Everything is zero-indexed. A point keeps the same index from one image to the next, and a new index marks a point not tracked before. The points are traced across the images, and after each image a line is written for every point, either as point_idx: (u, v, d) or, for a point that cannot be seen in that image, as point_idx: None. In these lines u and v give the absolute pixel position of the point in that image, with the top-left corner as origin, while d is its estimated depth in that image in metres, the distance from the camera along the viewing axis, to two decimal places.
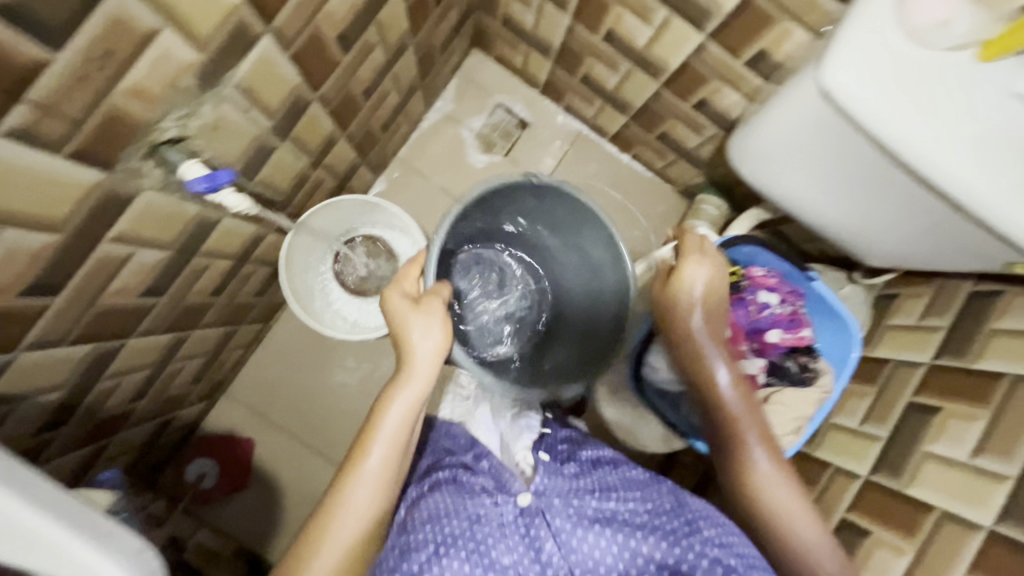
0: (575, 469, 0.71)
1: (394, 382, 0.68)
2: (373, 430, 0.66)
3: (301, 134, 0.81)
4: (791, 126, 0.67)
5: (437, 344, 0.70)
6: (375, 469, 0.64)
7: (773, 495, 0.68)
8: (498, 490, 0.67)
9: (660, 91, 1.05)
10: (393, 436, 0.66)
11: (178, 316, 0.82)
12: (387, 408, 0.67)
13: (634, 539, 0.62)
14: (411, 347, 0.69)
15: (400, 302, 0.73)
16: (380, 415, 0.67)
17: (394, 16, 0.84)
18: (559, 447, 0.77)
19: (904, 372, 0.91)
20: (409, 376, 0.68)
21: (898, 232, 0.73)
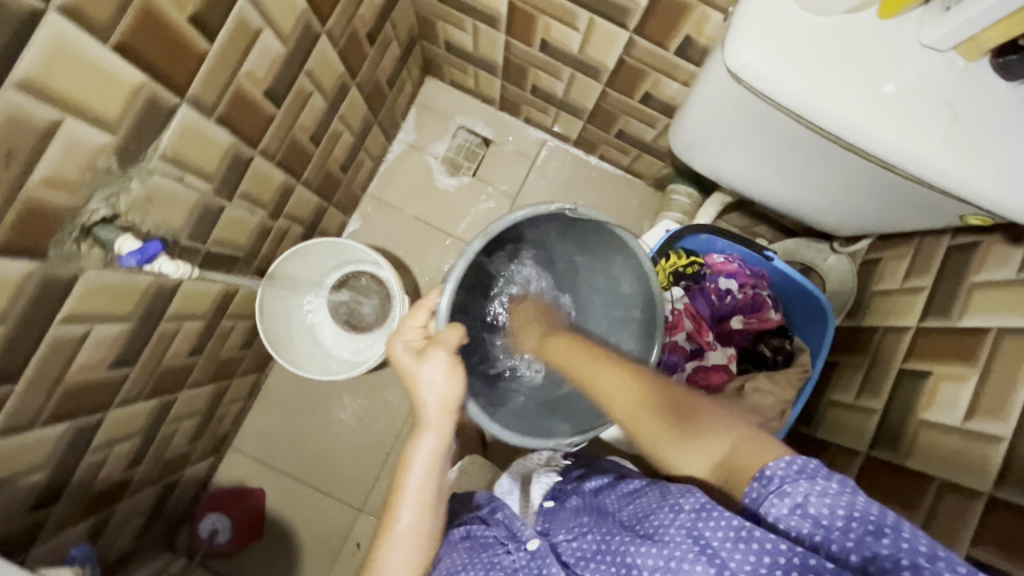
0: (578, 501, 0.68)
1: (412, 437, 0.68)
2: (399, 487, 0.68)
3: (250, 189, 0.84)
4: (717, 110, 0.66)
5: (448, 389, 0.66)
6: (406, 528, 0.67)
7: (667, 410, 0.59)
8: (512, 540, 0.67)
9: (605, 91, 1.05)
10: (419, 492, 0.67)
11: (157, 381, 0.85)
12: (410, 465, 0.67)
13: (629, 554, 0.53)
14: (419, 398, 0.67)
15: (404, 356, 0.68)
16: (404, 472, 0.68)
17: (325, 62, 0.87)
18: (567, 485, 0.75)
19: (893, 337, 0.87)
20: (425, 429, 0.68)
21: (847, 202, 0.72)
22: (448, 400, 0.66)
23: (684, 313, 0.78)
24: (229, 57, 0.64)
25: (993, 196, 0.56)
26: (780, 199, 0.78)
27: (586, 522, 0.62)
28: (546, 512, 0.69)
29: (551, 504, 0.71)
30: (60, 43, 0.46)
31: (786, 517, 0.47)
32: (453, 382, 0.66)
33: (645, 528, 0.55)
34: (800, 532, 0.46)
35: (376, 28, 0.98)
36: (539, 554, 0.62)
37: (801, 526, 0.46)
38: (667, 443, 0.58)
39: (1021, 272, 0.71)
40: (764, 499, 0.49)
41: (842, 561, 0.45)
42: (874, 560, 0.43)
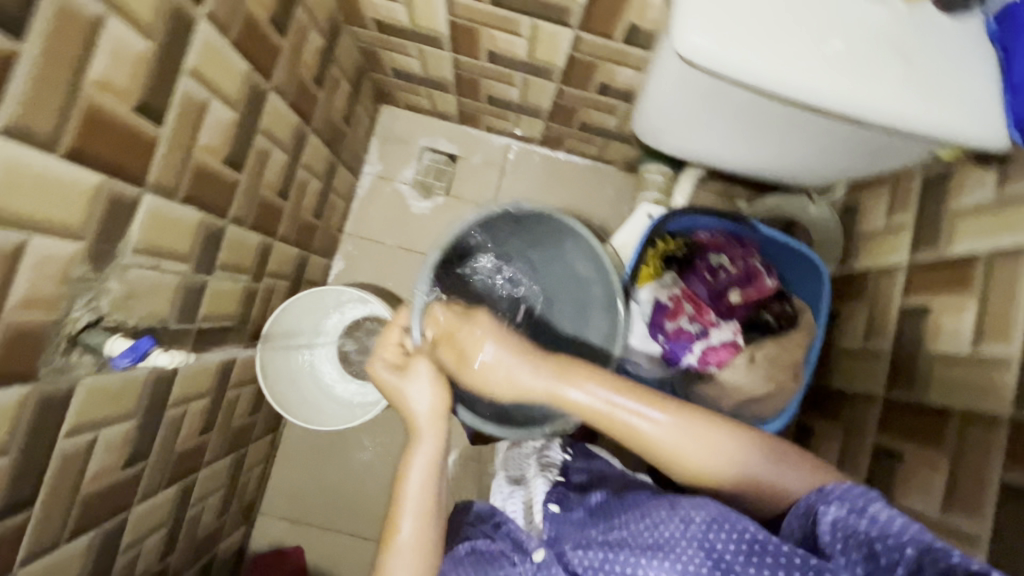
0: (583, 511, 0.69)
1: (410, 442, 0.73)
2: (398, 497, 0.71)
3: (228, 259, 0.83)
4: (674, 94, 0.66)
5: (433, 402, 0.71)
6: (408, 539, 0.69)
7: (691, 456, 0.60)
8: (517, 550, 0.68)
9: (560, 88, 1.04)
10: (416, 501, 0.70)
11: (175, 467, 0.84)
12: (408, 468, 0.72)
13: (641, 567, 0.56)
14: (410, 409, 0.72)
15: (388, 375, 0.72)
16: (401, 483, 0.72)
17: (279, 116, 0.86)
18: (568, 491, 0.75)
19: (887, 278, 0.88)
20: (419, 437, 0.72)
21: (818, 158, 0.72)
22: (434, 410, 0.71)
23: (682, 297, 0.77)
24: (181, 136, 0.63)
25: (956, 127, 0.56)
26: (745, 165, 0.79)
27: (597, 533, 0.63)
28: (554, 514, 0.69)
29: (556, 507, 0.70)
30: (10, 166, 0.45)
31: (850, 518, 0.49)
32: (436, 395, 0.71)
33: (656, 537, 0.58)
34: (857, 531, 0.48)
35: (322, 71, 0.97)
36: (546, 565, 0.64)
37: (865, 526, 0.48)
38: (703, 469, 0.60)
39: (1000, 194, 0.72)
40: (822, 501, 0.51)
41: (900, 560, 0.45)
42: (926, 564, 0.44)
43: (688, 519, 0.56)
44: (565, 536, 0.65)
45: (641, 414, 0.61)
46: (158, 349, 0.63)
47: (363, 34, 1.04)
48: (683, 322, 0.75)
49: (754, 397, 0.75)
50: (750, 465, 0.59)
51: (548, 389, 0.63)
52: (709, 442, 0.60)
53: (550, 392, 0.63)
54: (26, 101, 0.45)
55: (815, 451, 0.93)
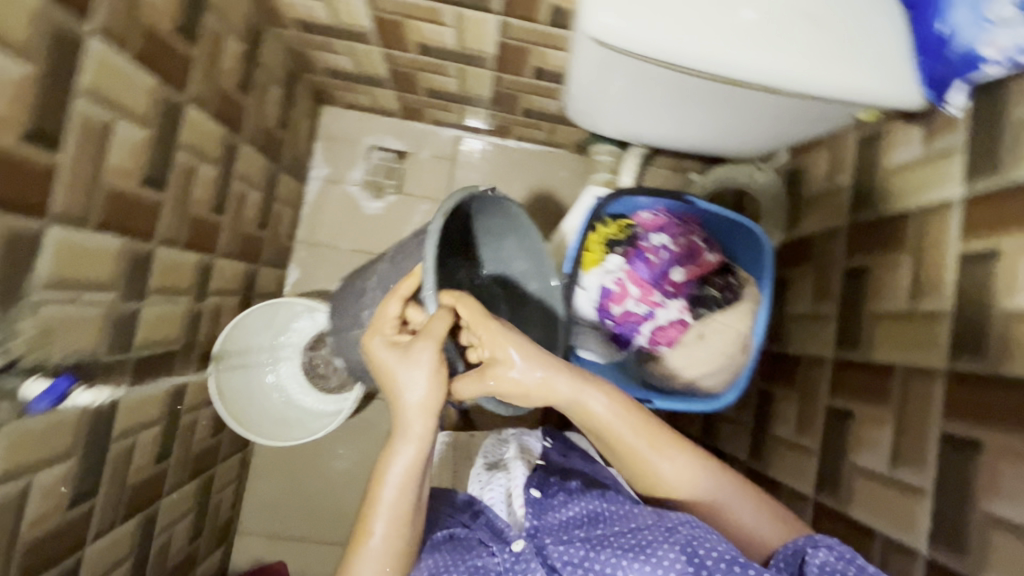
0: (564, 497, 0.74)
1: (392, 438, 0.67)
2: (373, 498, 0.67)
3: (162, 282, 0.80)
4: (595, 75, 0.66)
5: (426, 395, 0.65)
6: (377, 544, 0.66)
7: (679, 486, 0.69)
8: (495, 539, 0.73)
9: (497, 76, 1.02)
10: (392, 505, 0.66)
11: (131, 500, 0.81)
12: (389, 464, 0.66)
13: (623, 565, 0.62)
14: (400, 399, 0.66)
15: (387, 354, 0.67)
16: (377, 485, 0.67)
17: (201, 129, 0.82)
18: (550, 478, 0.81)
19: (830, 240, 0.89)
20: (404, 434, 0.66)
21: (746, 126, 0.73)
22: (425, 407, 0.65)
23: (627, 280, 0.77)
24: (85, 161, 0.61)
25: (870, 89, 0.57)
26: (682, 137, 0.79)
27: (581, 532, 0.69)
28: (535, 506, 0.74)
29: (536, 494, 0.76)
30: None
31: (830, 564, 0.57)
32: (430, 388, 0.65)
33: (637, 539, 0.63)
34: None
35: (245, 77, 0.93)
36: (524, 556, 0.68)
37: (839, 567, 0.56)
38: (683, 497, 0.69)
39: (927, 149, 0.72)
40: (810, 546, 0.59)
41: None
42: None
43: (672, 529, 0.63)
44: (547, 530, 0.71)
45: (644, 436, 0.69)
46: (80, 387, 0.66)
47: (287, 35, 1.00)
48: (631, 304, 0.76)
49: (705, 369, 0.76)
50: (727, 502, 0.68)
51: (570, 396, 0.67)
52: (695, 474, 0.69)
53: (573, 398, 0.67)
54: None
55: (775, 416, 0.94)
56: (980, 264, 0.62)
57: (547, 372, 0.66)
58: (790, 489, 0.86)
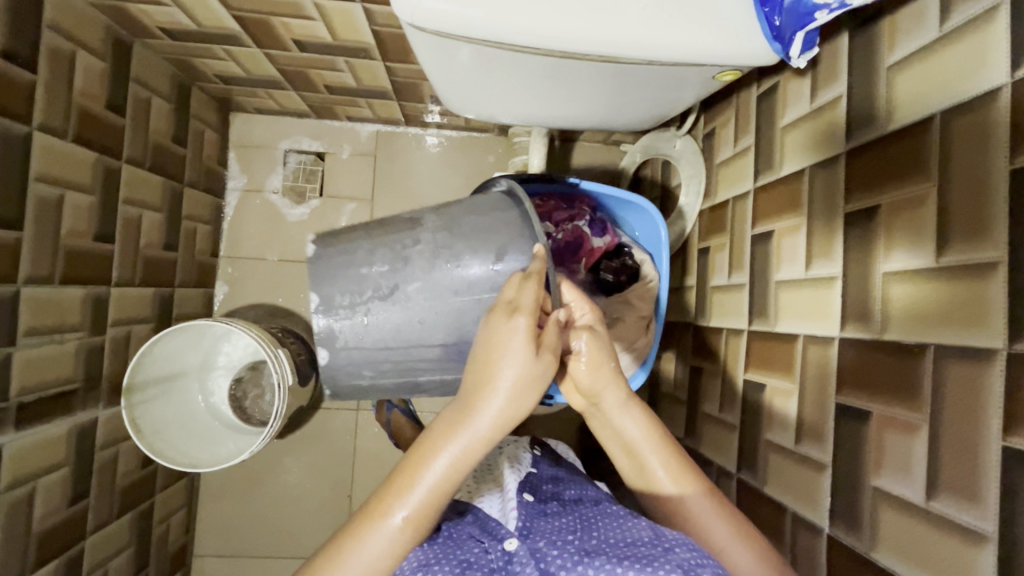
0: (558, 507, 0.71)
1: (454, 415, 0.55)
2: (413, 473, 0.55)
3: (39, 322, 0.77)
4: (442, 60, 0.61)
5: (519, 396, 0.54)
6: (393, 529, 0.54)
7: (701, 525, 0.61)
8: (486, 536, 0.66)
9: (387, 66, 0.97)
10: (431, 493, 0.54)
11: (41, 545, 0.80)
12: (439, 448, 0.54)
13: (620, 569, 0.56)
14: (495, 382, 0.54)
15: (516, 329, 0.54)
16: (421, 462, 0.55)
17: (59, 158, 0.78)
18: (543, 488, 0.77)
19: (739, 206, 0.85)
20: (473, 422, 0.54)
21: (619, 97, 0.69)
22: (514, 410, 0.55)
23: None
24: None
25: (718, 49, 0.53)
26: (564, 113, 0.75)
27: (574, 537, 0.62)
28: (526, 510, 0.69)
29: (530, 498, 0.72)
30: None
31: None
32: (527, 395, 0.55)
33: (637, 552, 0.58)
34: None
35: (116, 95, 0.89)
36: (518, 557, 0.61)
37: None
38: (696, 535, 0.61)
39: (814, 102, 0.68)
40: None
41: None
42: None
43: (669, 548, 0.58)
44: (540, 530, 0.65)
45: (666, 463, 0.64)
46: None
47: (159, 45, 0.94)
48: None
49: None
50: (737, 557, 0.59)
51: (608, 409, 0.66)
52: (705, 520, 0.61)
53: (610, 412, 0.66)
54: None
55: (704, 392, 0.91)
56: (864, 223, 0.58)
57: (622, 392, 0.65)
58: (717, 467, 0.84)
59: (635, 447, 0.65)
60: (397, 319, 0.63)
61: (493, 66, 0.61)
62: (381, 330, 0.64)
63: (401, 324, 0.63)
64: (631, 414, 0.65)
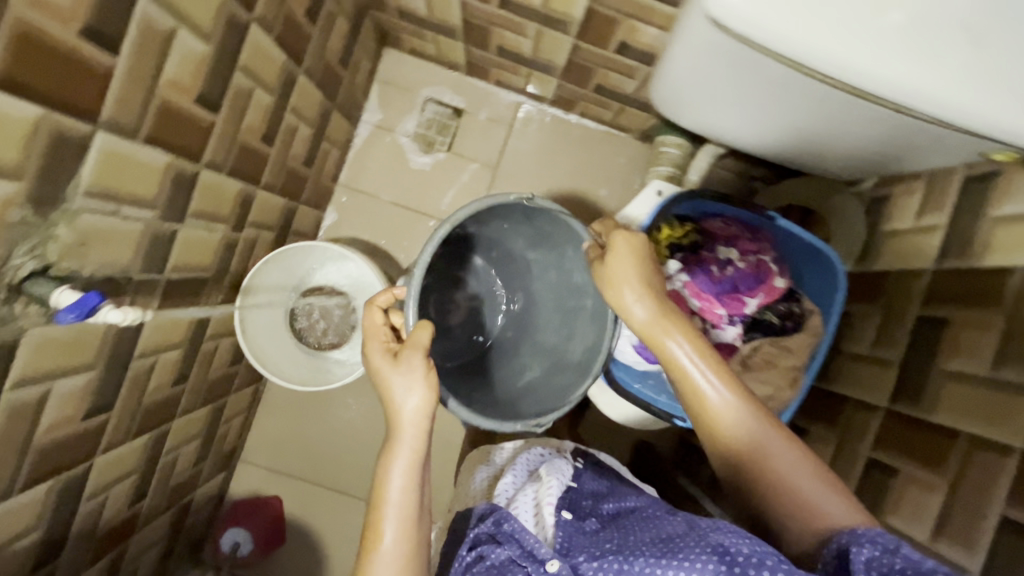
0: (597, 524, 0.70)
1: (385, 452, 0.63)
2: (378, 503, 0.62)
3: (202, 206, 0.77)
4: (706, 50, 0.59)
5: (422, 400, 0.64)
6: (390, 551, 0.59)
7: (775, 461, 0.60)
8: (529, 559, 0.66)
9: (575, 44, 0.94)
10: (401, 510, 0.61)
11: (144, 416, 0.81)
12: (386, 477, 0.62)
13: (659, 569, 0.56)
14: (396, 408, 0.64)
15: (380, 359, 0.67)
16: (381, 488, 0.62)
17: (261, 51, 0.78)
18: (583, 502, 0.77)
19: (907, 282, 0.81)
20: (398, 442, 0.63)
21: (863, 131, 0.66)
22: (420, 408, 0.64)
23: (684, 292, 0.71)
24: (141, 68, 0.57)
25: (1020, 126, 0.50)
26: (770, 131, 0.74)
27: (611, 545, 0.63)
28: (565, 531, 0.69)
29: (568, 515, 0.72)
30: None
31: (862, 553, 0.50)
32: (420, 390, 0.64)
33: (670, 546, 0.58)
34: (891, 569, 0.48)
35: (314, 4, 0.88)
36: None
37: (868, 551, 0.50)
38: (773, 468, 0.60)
39: None
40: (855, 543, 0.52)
41: None
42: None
43: (704, 536, 0.57)
44: (578, 550, 0.65)
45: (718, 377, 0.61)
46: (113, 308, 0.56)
47: None
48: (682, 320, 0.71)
49: None
50: (809, 490, 0.59)
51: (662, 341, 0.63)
52: (776, 457, 0.60)
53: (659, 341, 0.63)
54: None
55: None
56: None
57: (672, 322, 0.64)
58: None
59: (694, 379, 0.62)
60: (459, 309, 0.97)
61: (759, 67, 0.59)
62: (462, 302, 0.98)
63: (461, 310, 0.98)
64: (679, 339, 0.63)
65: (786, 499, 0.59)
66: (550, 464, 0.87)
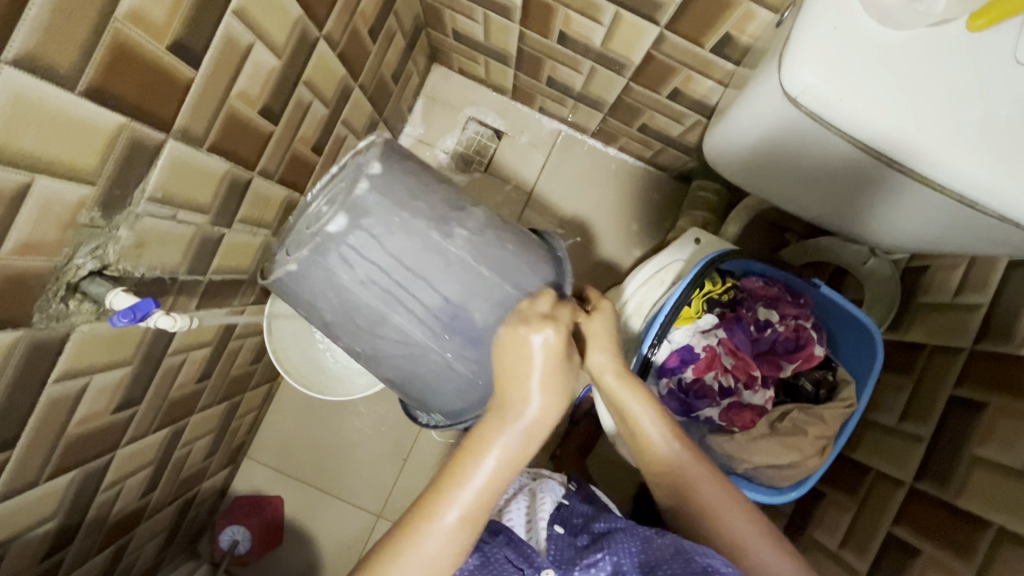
0: (589, 542, 0.64)
1: (494, 422, 0.58)
2: (460, 475, 0.56)
3: (249, 212, 0.78)
4: (772, 117, 0.62)
5: (549, 405, 0.58)
6: (451, 528, 0.55)
7: (726, 516, 0.66)
8: (525, 564, 0.60)
9: (628, 85, 0.95)
10: (485, 491, 0.56)
11: (167, 411, 0.82)
12: (482, 454, 0.56)
13: None
14: (526, 400, 0.58)
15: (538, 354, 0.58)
16: (471, 459, 0.57)
17: (324, 66, 0.79)
18: (574, 519, 0.70)
19: (941, 359, 0.80)
20: (510, 425, 0.57)
21: (906, 214, 0.68)
22: (551, 409, 0.58)
23: (719, 348, 0.75)
24: (216, 80, 0.58)
25: None
26: (810, 198, 0.77)
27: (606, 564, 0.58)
28: (557, 543, 0.64)
29: (560, 529, 0.66)
30: (22, 98, 0.40)
31: None
32: (558, 395, 0.59)
33: None
34: None
35: (378, 23, 0.90)
36: None
37: None
38: (722, 522, 0.66)
39: None
40: None
41: None
42: None
43: (690, 560, 0.57)
44: (573, 563, 0.60)
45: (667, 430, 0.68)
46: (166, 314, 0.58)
47: None
48: (715, 376, 0.75)
49: (772, 460, 0.71)
50: (755, 547, 0.65)
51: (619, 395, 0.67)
52: (724, 513, 0.67)
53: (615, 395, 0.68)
54: (42, 28, 0.40)
55: (821, 519, 0.89)
56: None
57: (632, 383, 0.68)
58: None
59: (653, 433, 0.69)
60: (465, 251, 0.65)
61: (819, 141, 0.61)
62: (484, 255, 0.66)
63: (477, 254, 0.66)
64: (634, 395, 0.67)
65: (738, 555, 0.64)
66: (541, 481, 0.80)
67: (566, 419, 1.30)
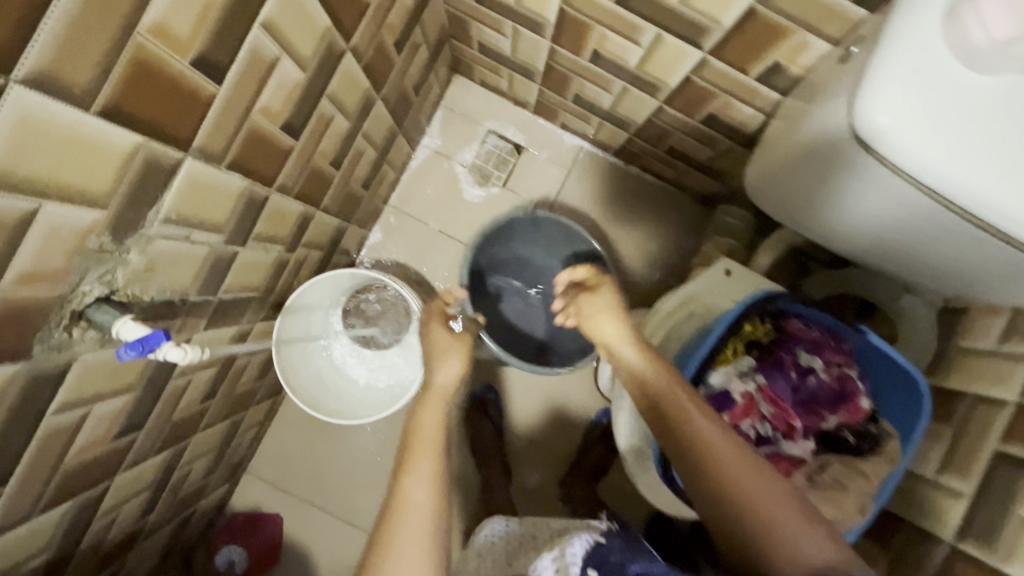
0: None
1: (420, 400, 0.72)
2: (416, 430, 0.66)
3: (264, 229, 0.74)
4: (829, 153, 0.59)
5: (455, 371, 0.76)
6: (425, 474, 0.60)
7: (749, 485, 0.56)
8: None
9: (661, 108, 0.91)
10: (431, 433, 0.65)
11: (170, 432, 0.78)
12: (423, 413, 0.68)
13: None
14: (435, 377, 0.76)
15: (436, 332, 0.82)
16: (417, 420, 0.68)
17: (348, 79, 0.75)
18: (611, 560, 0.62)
19: (984, 411, 0.76)
20: (432, 395, 0.72)
21: (957, 263, 0.65)
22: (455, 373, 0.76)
23: (758, 395, 0.72)
24: (239, 95, 0.54)
25: None
26: (845, 238, 0.74)
27: None
28: None
29: None
30: (29, 120, 0.36)
31: None
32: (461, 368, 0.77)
33: None
34: None
35: (404, 34, 0.86)
36: None
37: None
38: (745, 493, 0.56)
39: None
40: None
41: None
42: None
43: None
44: None
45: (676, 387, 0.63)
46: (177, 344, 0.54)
47: None
48: (752, 424, 0.71)
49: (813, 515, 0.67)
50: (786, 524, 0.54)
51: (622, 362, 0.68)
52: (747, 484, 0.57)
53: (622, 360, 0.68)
54: (57, 45, 0.36)
55: None
56: None
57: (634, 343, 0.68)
58: None
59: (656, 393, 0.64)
60: None
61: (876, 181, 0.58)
62: None
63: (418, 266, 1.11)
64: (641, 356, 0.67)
65: (765, 531, 0.54)
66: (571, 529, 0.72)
67: (578, 445, 1.26)
